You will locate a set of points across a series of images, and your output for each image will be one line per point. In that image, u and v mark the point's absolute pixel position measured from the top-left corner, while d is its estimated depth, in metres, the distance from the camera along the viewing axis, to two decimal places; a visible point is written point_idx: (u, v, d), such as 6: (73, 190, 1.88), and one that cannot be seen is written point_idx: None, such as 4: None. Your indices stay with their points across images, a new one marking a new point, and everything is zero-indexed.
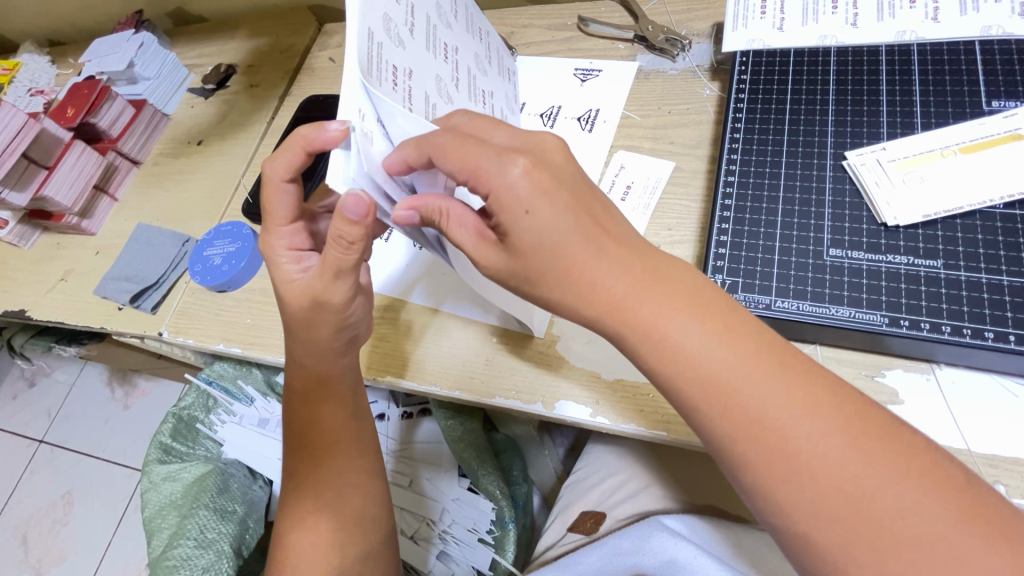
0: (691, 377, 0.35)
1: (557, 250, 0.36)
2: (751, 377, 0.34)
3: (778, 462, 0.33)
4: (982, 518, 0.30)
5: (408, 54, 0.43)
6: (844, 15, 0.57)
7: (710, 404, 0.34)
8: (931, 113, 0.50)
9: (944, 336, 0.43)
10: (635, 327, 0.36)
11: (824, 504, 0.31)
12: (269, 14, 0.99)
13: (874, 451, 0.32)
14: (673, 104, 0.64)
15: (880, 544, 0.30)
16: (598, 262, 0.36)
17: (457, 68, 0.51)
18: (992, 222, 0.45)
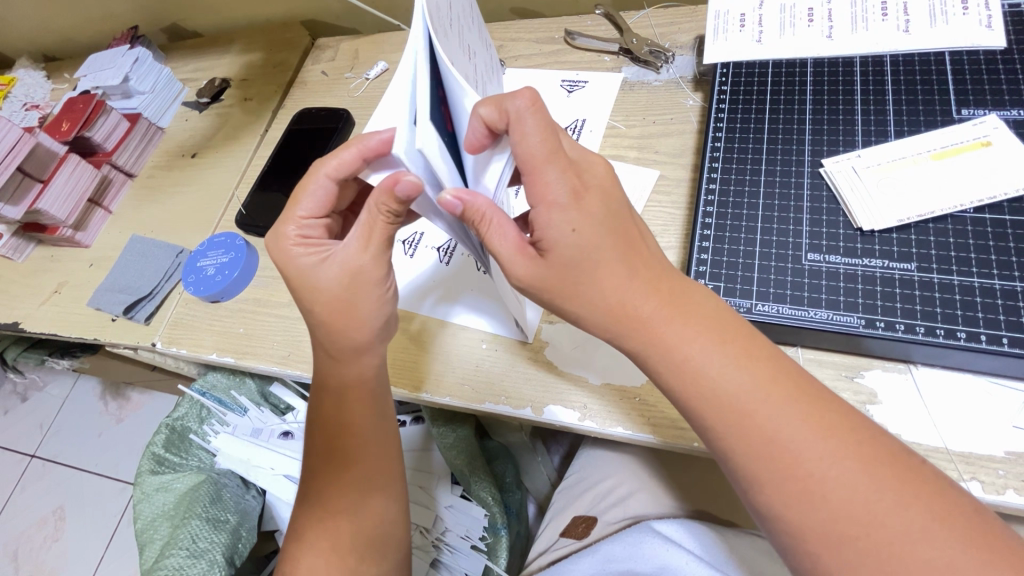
0: (696, 389, 0.37)
1: (589, 262, 0.37)
2: (765, 400, 0.35)
3: (764, 464, 0.34)
4: (949, 512, 0.32)
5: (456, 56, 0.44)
6: (820, 27, 0.58)
7: (721, 422, 0.36)
8: (904, 121, 0.52)
9: (918, 336, 0.44)
10: (651, 344, 0.38)
11: (801, 501, 0.33)
12: (263, 28, 1.01)
13: (848, 451, 0.33)
14: (657, 115, 0.65)
15: (855, 538, 0.32)
16: (600, 274, 0.38)
17: (483, 72, 0.54)
18: (964, 225, 0.46)
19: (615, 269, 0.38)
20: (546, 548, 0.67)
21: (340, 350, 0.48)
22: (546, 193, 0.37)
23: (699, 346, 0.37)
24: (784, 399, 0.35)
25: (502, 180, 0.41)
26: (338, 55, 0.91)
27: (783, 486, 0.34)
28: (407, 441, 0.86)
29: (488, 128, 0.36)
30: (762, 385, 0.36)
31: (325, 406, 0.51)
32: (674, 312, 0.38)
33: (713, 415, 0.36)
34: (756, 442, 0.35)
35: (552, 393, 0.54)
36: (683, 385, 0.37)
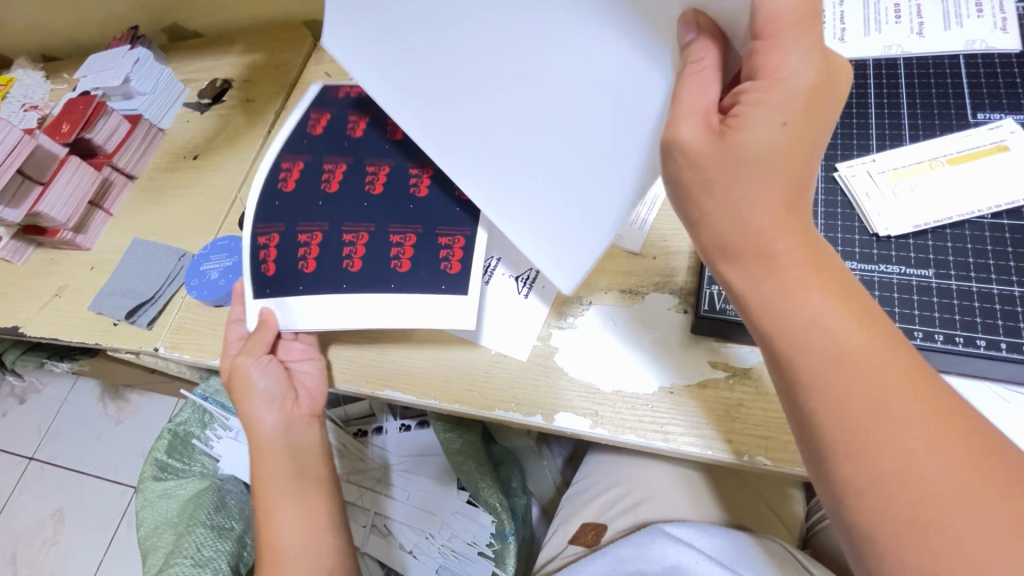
0: (801, 341, 0.34)
1: (759, 164, 0.32)
2: (880, 368, 0.33)
3: (872, 436, 0.32)
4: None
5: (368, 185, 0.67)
6: (832, 29, 0.58)
7: (834, 377, 0.33)
8: (919, 125, 0.51)
9: (937, 344, 0.44)
10: (774, 280, 0.34)
11: (885, 485, 0.32)
12: (265, 28, 1.00)
13: (944, 441, 0.32)
14: None
15: (932, 530, 0.31)
16: (749, 189, 0.32)
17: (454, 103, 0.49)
18: (982, 231, 0.46)
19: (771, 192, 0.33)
20: (555, 555, 0.67)
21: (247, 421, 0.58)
22: (779, 66, 0.30)
23: (821, 294, 0.34)
24: (898, 374, 0.33)
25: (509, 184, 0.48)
26: None
27: (867, 464, 0.32)
28: (410, 445, 0.85)
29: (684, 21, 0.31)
30: (877, 353, 0.33)
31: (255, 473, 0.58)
32: (806, 258, 0.34)
33: (811, 366, 0.34)
34: (857, 404, 0.33)
35: (562, 400, 0.53)
36: (801, 331, 0.34)
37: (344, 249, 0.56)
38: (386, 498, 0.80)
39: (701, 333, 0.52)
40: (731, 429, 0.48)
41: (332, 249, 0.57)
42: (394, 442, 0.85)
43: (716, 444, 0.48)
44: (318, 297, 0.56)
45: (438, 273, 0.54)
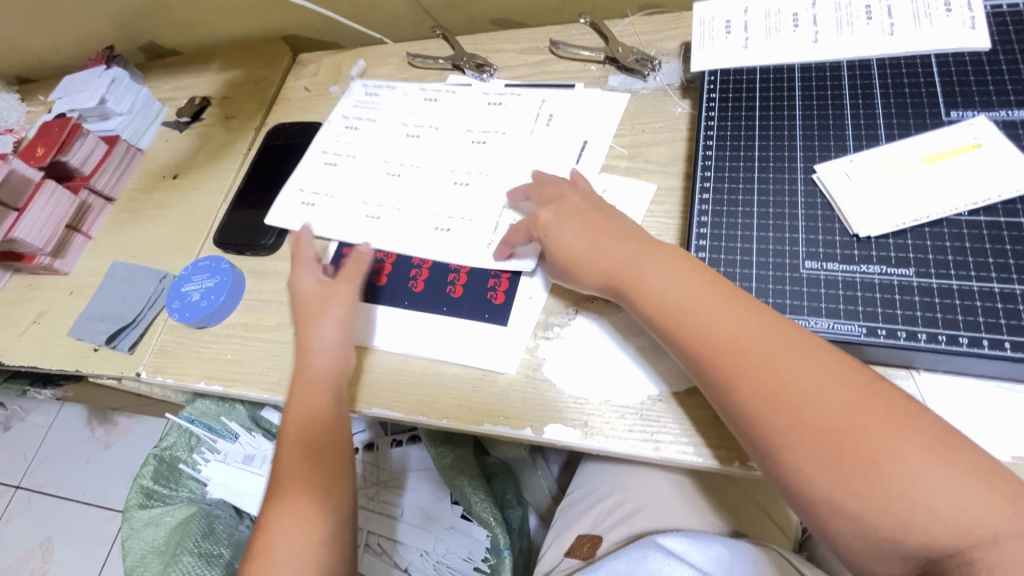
0: (692, 338, 0.43)
1: (590, 261, 0.50)
2: (790, 367, 0.39)
3: (818, 436, 0.36)
4: (940, 446, 0.35)
5: (319, 164, 0.73)
6: (805, 32, 0.58)
7: (760, 393, 0.39)
8: (895, 125, 0.52)
9: (920, 343, 0.43)
10: (685, 324, 0.43)
11: (842, 473, 0.35)
12: (244, 45, 1.00)
13: (839, 385, 0.38)
14: (646, 123, 0.67)
15: (854, 471, 0.35)
16: (636, 266, 0.47)
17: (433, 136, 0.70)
18: (960, 229, 0.46)
19: (647, 264, 0.47)
20: (551, 569, 0.66)
21: (305, 338, 0.58)
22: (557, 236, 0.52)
23: (702, 293, 0.44)
24: (812, 364, 0.39)
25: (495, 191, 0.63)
26: (320, 71, 0.91)
27: (771, 420, 0.38)
28: (400, 460, 0.84)
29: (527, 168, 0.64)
30: (780, 349, 0.40)
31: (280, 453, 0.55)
32: (703, 291, 0.44)
33: (703, 353, 0.42)
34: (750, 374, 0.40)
35: (552, 411, 0.53)
36: (720, 360, 0.41)
37: (410, 272, 0.62)
38: (381, 515, 0.79)
39: None
40: (720, 434, 0.48)
41: (400, 275, 0.63)
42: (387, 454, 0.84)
43: (706, 450, 0.48)
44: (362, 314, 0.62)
45: (482, 302, 0.59)
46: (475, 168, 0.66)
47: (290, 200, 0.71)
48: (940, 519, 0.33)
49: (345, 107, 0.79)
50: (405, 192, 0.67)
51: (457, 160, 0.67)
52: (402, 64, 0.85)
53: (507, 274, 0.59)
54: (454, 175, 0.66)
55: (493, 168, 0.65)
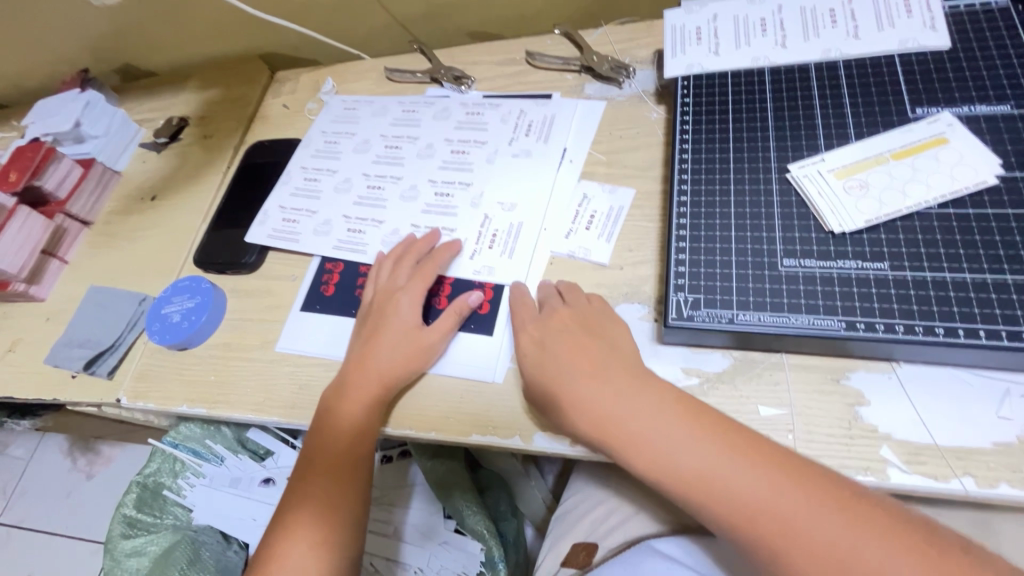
0: (656, 466, 0.43)
1: (545, 377, 0.50)
2: (758, 489, 0.40)
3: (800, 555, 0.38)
4: (916, 548, 0.36)
5: (300, 180, 0.73)
6: (773, 36, 0.60)
7: (736, 518, 0.40)
8: (863, 123, 0.53)
9: (898, 335, 0.44)
10: (646, 451, 0.44)
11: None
12: (221, 64, 1.00)
13: (811, 499, 0.39)
14: (623, 129, 0.67)
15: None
16: (589, 386, 0.47)
17: (412, 146, 0.70)
18: (930, 222, 0.47)
19: (598, 383, 0.47)
20: None
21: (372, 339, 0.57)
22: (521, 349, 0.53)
23: (662, 414, 0.45)
24: (781, 489, 0.39)
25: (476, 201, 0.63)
26: (299, 88, 0.91)
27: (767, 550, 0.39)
28: (391, 477, 0.82)
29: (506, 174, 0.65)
30: (748, 469, 0.41)
31: (312, 457, 0.55)
32: (663, 413, 0.44)
33: (686, 487, 0.42)
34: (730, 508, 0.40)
35: (541, 418, 0.52)
36: (691, 488, 0.42)
37: None
38: (376, 534, 0.78)
39: (684, 342, 0.52)
40: None
41: None
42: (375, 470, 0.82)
43: None
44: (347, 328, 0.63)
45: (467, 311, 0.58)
46: (455, 180, 0.66)
47: (272, 218, 0.71)
48: None
49: (322, 121, 0.80)
50: (387, 205, 0.67)
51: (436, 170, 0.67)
52: (380, 79, 0.85)
53: (491, 283, 0.59)
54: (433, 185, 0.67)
55: (474, 178, 0.66)
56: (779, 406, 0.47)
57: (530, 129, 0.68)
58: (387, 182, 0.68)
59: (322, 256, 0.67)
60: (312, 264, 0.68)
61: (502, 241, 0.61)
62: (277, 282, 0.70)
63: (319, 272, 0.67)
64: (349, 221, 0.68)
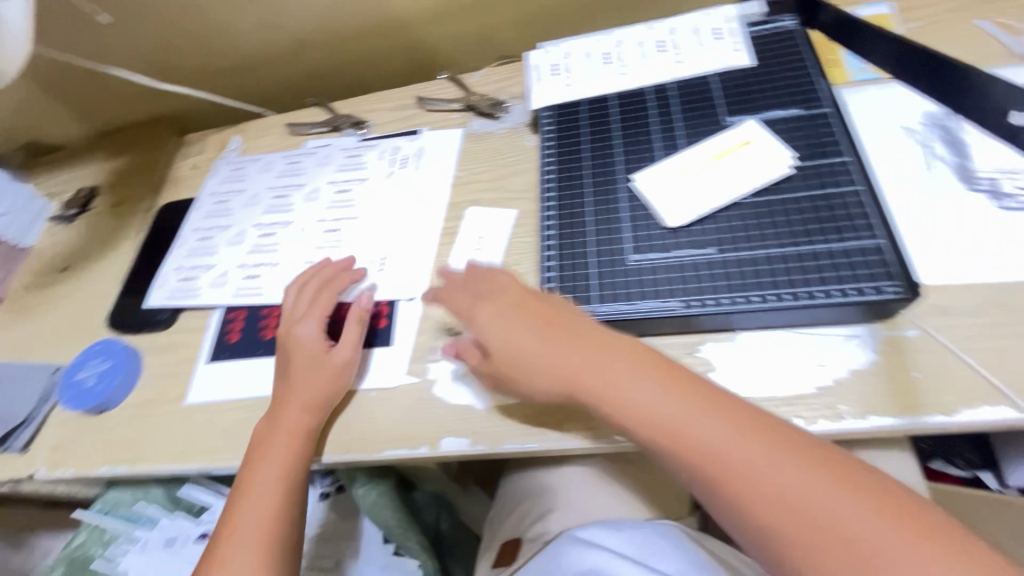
0: (619, 411, 0.45)
1: (507, 348, 0.51)
2: (711, 429, 0.41)
3: (761, 495, 0.39)
4: (887, 508, 0.36)
5: (194, 242, 0.79)
6: (616, 66, 0.70)
7: (690, 458, 0.41)
8: (690, 133, 0.62)
9: (727, 307, 0.52)
10: (602, 399, 0.46)
11: (794, 532, 0.37)
12: (130, 132, 1.02)
13: (787, 460, 0.39)
14: (505, 158, 0.75)
15: (825, 548, 0.36)
16: (523, 341, 0.50)
17: (295, 194, 0.81)
18: (745, 209, 0.56)
19: (528, 338, 0.50)
20: None
21: (291, 364, 0.61)
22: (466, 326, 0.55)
23: (604, 368, 0.46)
24: (742, 434, 0.41)
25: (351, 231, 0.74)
26: (207, 148, 0.95)
27: (733, 502, 0.40)
28: (331, 513, 0.83)
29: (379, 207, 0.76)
30: (705, 411, 0.42)
31: (244, 488, 0.56)
32: (623, 358, 0.46)
33: (674, 439, 0.42)
34: (696, 458, 0.41)
35: (445, 425, 0.57)
36: (653, 432, 0.43)
37: None
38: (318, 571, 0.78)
39: None
40: (589, 419, 0.54)
41: None
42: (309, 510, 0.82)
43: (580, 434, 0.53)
44: (258, 369, 0.67)
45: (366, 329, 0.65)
46: (342, 215, 0.76)
47: (170, 280, 0.77)
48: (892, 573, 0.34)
49: (213, 183, 0.87)
50: (281, 248, 0.75)
51: (321, 210, 0.78)
52: (284, 133, 0.90)
53: (383, 300, 0.67)
54: (320, 223, 0.76)
55: (358, 212, 0.76)
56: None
57: (406, 162, 0.79)
58: (278, 228, 0.77)
59: (225, 305, 0.73)
60: (215, 314, 0.73)
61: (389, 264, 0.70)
62: (195, 334, 0.72)
63: (224, 321, 0.72)
64: (246, 268, 0.75)
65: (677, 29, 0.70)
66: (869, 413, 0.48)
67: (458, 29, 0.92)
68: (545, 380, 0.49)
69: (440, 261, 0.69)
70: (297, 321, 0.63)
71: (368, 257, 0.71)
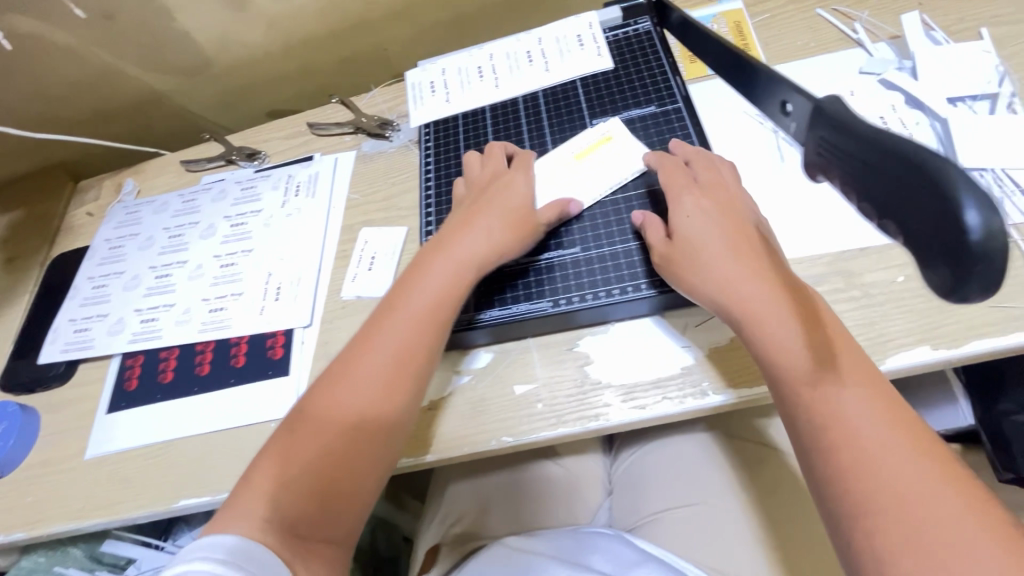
0: (817, 319, 0.45)
1: (455, 273, 0.54)
2: (842, 377, 0.41)
3: (846, 453, 0.38)
4: (952, 475, 0.36)
5: (89, 290, 0.78)
6: (488, 79, 0.72)
7: (811, 401, 0.41)
8: (557, 138, 0.65)
9: (589, 302, 0.56)
10: (746, 315, 0.46)
11: (856, 491, 0.37)
12: (20, 184, 0.99)
13: (877, 413, 0.39)
14: (396, 176, 0.76)
15: (891, 518, 0.35)
16: (473, 257, 0.55)
17: (191, 232, 0.80)
18: (604, 208, 0.60)
19: (419, 303, 0.53)
20: None
21: (438, 250, 0.56)
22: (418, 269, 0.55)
23: (772, 300, 0.45)
24: (866, 397, 0.40)
25: (249, 263, 0.74)
26: (102, 193, 0.92)
27: (828, 448, 0.39)
28: None
29: (275, 236, 0.76)
30: (848, 367, 0.42)
31: (296, 443, 0.48)
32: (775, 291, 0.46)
33: (806, 387, 0.42)
34: (810, 401, 0.41)
35: None
36: (785, 363, 0.43)
37: (196, 358, 0.68)
38: None
39: (444, 348, 0.59)
40: (479, 425, 0.55)
41: (185, 365, 0.68)
42: None
43: (472, 440, 0.55)
44: (160, 414, 0.66)
45: (264, 361, 0.66)
46: (237, 249, 0.76)
47: (63, 333, 0.74)
48: (954, 556, 0.33)
49: (106, 229, 0.85)
50: (177, 288, 0.74)
51: (217, 245, 0.77)
52: (180, 171, 0.89)
53: (281, 329, 0.67)
54: (217, 259, 0.76)
55: (253, 244, 0.76)
56: (528, 381, 0.56)
57: (299, 189, 0.79)
58: (174, 268, 0.76)
59: (120, 353, 0.71)
60: (113, 363, 0.71)
61: (286, 292, 0.70)
62: (92, 386, 0.71)
63: (122, 370, 0.70)
64: (142, 313, 0.73)
65: (543, 38, 0.72)
66: (727, 386, 0.51)
67: (348, 53, 0.93)
68: (718, 287, 0.47)
69: (335, 284, 0.69)
70: (484, 191, 0.60)
71: (264, 288, 0.71)
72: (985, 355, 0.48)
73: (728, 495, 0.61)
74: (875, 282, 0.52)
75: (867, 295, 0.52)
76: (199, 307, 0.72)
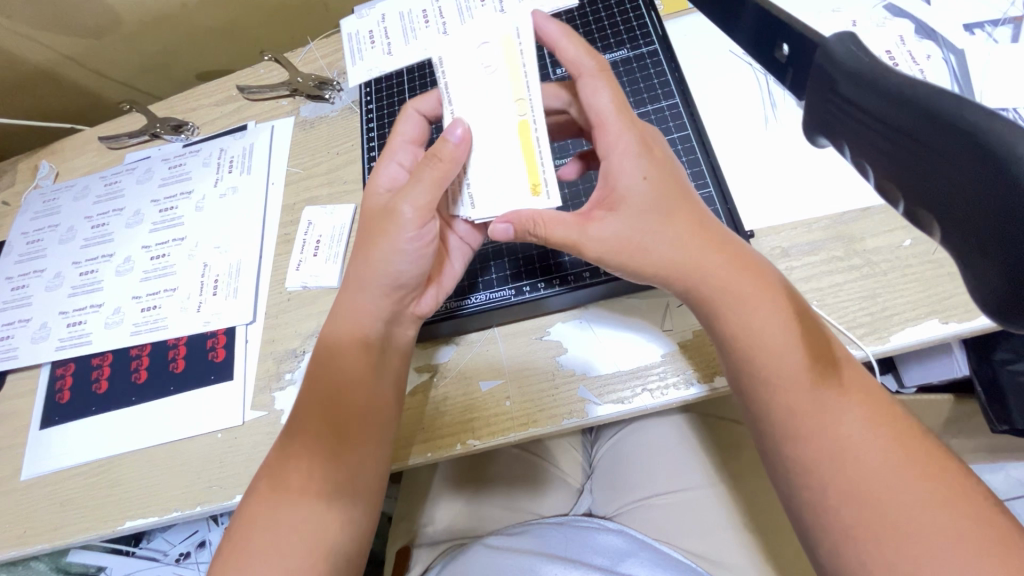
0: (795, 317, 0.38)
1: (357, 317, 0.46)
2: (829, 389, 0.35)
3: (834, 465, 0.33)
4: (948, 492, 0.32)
5: (7, 293, 0.70)
6: (435, 26, 0.62)
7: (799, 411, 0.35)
8: None
9: (554, 288, 0.50)
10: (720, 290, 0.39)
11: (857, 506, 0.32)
12: None
13: (876, 438, 0.34)
14: (339, 145, 0.67)
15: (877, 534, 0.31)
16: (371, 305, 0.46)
17: (115, 220, 0.71)
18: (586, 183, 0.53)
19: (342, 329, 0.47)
20: None
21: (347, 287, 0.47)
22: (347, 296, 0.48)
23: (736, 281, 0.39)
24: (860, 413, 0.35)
25: (182, 254, 0.66)
26: (16, 177, 0.82)
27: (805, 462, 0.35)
28: None
29: (208, 221, 0.67)
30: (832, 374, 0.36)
31: (269, 475, 0.45)
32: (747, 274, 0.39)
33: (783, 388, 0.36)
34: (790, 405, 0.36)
35: None
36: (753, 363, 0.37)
37: (132, 363, 0.62)
38: None
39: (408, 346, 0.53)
40: (443, 429, 0.50)
41: (121, 371, 0.62)
42: (204, 560, 0.76)
43: (435, 446, 0.49)
44: (96, 429, 0.60)
45: (206, 364, 0.60)
46: (168, 238, 0.67)
47: None
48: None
49: (22, 221, 0.75)
50: (104, 286, 0.67)
51: (145, 235, 0.69)
52: (101, 149, 0.79)
53: (222, 327, 0.61)
54: (146, 251, 0.68)
55: (185, 231, 0.67)
56: (495, 377, 0.51)
57: (233, 165, 0.70)
58: (100, 263, 0.68)
59: (49, 362, 0.64)
60: (42, 372, 0.65)
61: (225, 285, 0.63)
62: (19, 400, 0.64)
63: (52, 380, 0.64)
64: (69, 316, 0.66)
65: None
66: (712, 374, 0.46)
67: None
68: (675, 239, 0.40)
69: (277, 275, 0.62)
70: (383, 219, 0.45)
71: (200, 282, 0.64)
72: (997, 326, 0.43)
73: (716, 485, 0.57)
74: (878, 249, 0.46)
75: (869, 265, 0.46)
76: (131, 307, 0.65)
